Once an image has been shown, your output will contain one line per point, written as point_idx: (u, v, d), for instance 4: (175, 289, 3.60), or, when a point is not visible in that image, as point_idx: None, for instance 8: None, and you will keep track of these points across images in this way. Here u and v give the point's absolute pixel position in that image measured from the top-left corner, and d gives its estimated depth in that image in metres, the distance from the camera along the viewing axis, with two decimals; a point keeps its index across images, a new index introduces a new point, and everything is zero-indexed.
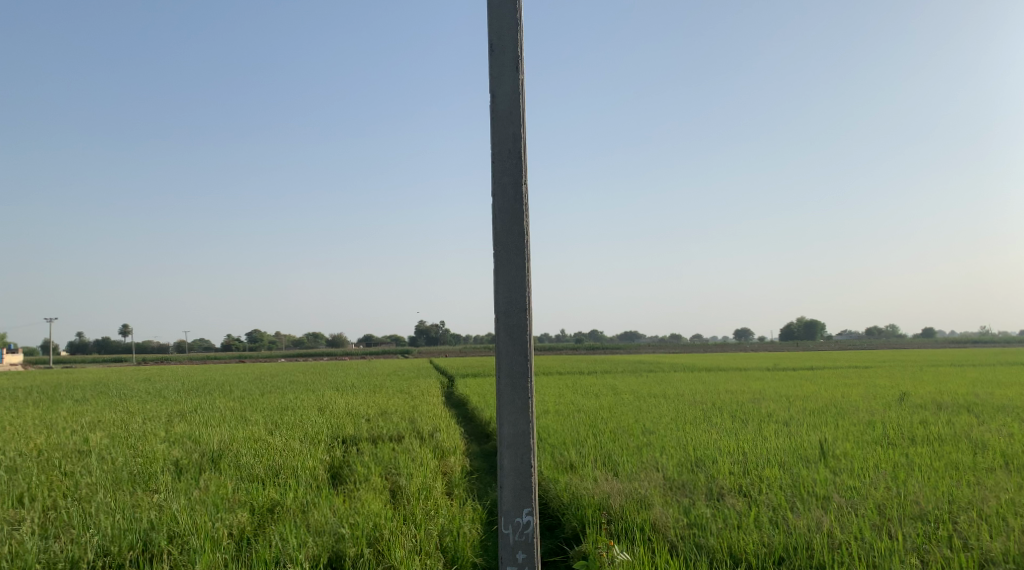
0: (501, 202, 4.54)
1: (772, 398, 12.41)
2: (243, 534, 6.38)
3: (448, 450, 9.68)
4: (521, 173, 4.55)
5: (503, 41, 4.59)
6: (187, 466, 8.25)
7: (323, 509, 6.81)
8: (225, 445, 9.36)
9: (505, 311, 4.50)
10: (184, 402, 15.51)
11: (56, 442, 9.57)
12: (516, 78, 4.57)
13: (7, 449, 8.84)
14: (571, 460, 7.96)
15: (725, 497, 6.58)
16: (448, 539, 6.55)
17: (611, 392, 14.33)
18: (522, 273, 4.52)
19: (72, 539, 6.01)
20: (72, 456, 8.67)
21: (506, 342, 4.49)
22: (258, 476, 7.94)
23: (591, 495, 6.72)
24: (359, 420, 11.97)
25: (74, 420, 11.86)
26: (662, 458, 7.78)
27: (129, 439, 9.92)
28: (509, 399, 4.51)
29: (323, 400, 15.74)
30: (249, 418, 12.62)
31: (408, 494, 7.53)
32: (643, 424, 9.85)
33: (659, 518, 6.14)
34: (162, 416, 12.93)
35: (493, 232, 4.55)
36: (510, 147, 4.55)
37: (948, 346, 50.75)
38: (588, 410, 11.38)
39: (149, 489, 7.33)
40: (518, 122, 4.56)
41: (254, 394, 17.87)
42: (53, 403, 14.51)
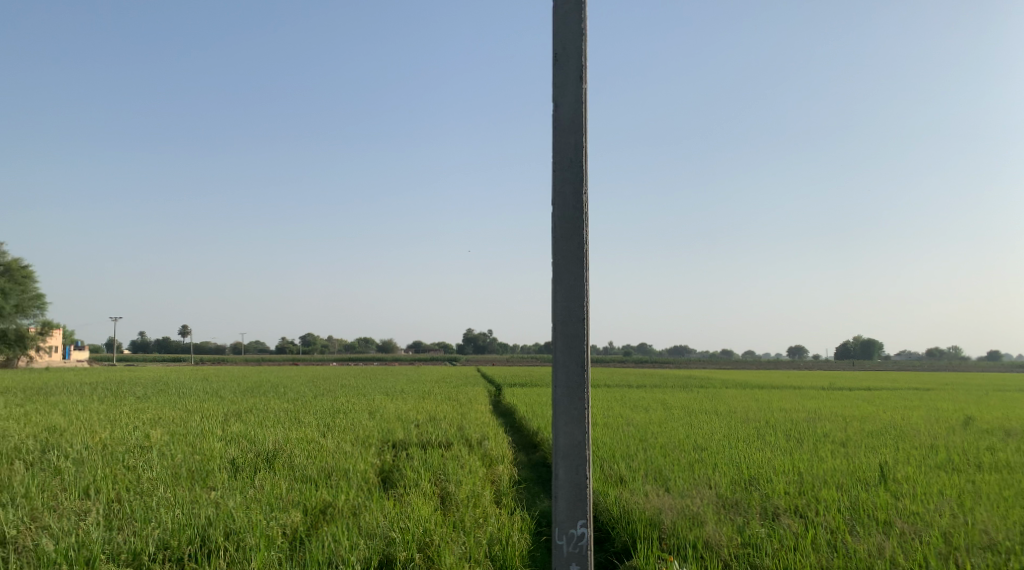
0: (561, 210, 4.55)
1: (829, 418, 12.13)
2: (296, 533, 6.48)
3: (496, 458, 9.71)
4: (581, 181, 4.57)
5: (567, 50, 4.62)
6: (243, 465, 8.44)
7: (374, 512, 6.89)
8: (279, 445, 9.55)
9: (563, 320, 4.51)
10: (239, 402, 15.88)
11: (119, 437, 9.89)
12: (579, 87, 4.60)
13: (73, 443, 9.17)
14: (621, 473, 7.90)
15: (780, 517, 6.47)
16: (496, 547, 6.56)
17: (661, 406, 14.20)
18: (580, 283, 4.53)
19: (135, 531, 6.16)
20: (134, 451, 8.93)
21: (563, 353, 4.50)
22: (311, 477, 8.08)
23: (642, 509, 6.67)
24: (408, 425, 12.09)
25: (135, 416, 12.24)
26: (715, 475, 7.67)
27: (188, 436, 10.19)
28: (565, 409, 4.51)
29: (373, 404, 15.97)
30: (302, 420, 12.86)
31: (457, 501, 7.56)
32: (694, 440, 9.73)
33: (712, 536, 6.06)
34: (218, 415, 13.25)
35: (553, 241, 4.56)
36: (572, 156, 4.57)
37: (1011, 372, 49.04)
38: (638, 424, 11.28)
39: (207, 486, 7.51)
40: (580, 132, 4.59)
41: (306, 396, 18.23)
42: (116, 398, 15.00)
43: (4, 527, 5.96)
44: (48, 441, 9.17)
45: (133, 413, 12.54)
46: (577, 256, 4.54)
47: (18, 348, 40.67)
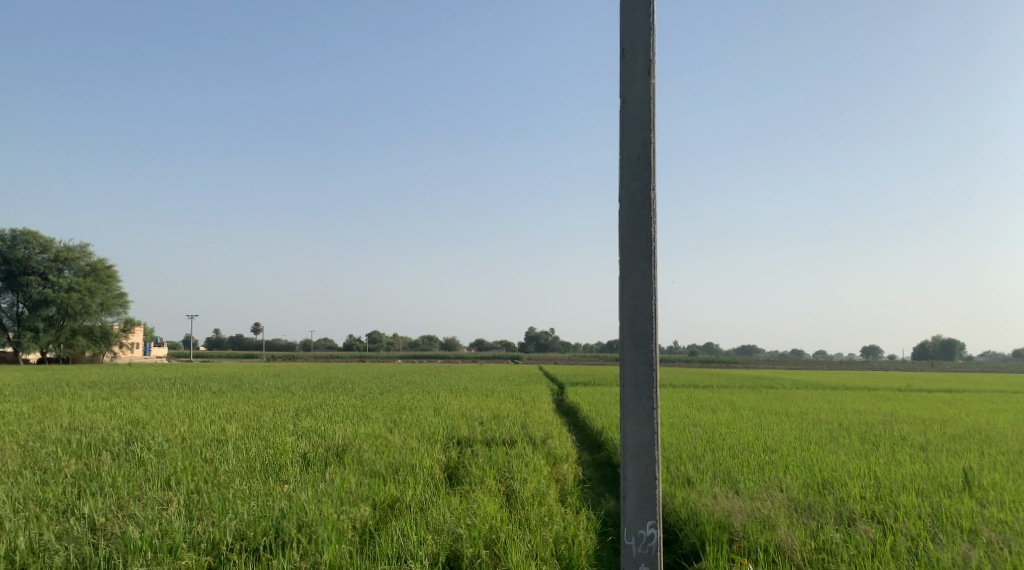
0: (628, 208, 4.53)
1: (906, 421, 11.75)
2: (365, 527, 6.61)
3: (560, 457, 9.72)
4: (650, 178, 4.54)
5: (635, 46, 4.59)
6: (314, 459, 8.66)
7: (441, 508, 6.98)
8: (348, 441, 9.77)
9: (630, 318, 4.49)
10: (309, 398, 16.26)
11: (197, 430, 10.26)
12: (647, 83, 4.56)
13: (154, 435, 9.54)
14: (688, 475, 7.81)
15: (856, 523, 6.31)
16: (563, 546, 6.56)
17: (729, 406, 13.98)
18: (648, 280, 4.50)
19: (213, 522, 6.35)
20: (211, 444, 9.26)
21: (631, 352, 4.48)
22: (379, 472, 8.24)
23: (710, 511, 6.57)
24: (473, 422, 12.19)
25: (211, 411, 12.66)
26: (786, 477, 7.52)
27: (261, 430, 10.50)
28: (633, 408, 4.49)
29: (437, 401, 16.17)
30: (370, 415, 13.10)
31: (523, 499, 7.59)
32: (764, 442, 9.54)
33: (784, 541, 5.94)
34: (290, 410, 13.61)
35: (620, 239, 4.55)
36: (639, 153, 4.55)
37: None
38: (705, 425, 11.13)
39: (280, 479, 7.74)
40: (649, 127, 4.55)
41: (373, 392, 18.56)
42: (193, 394, 15.54)
43: (94, 513, 6.23)
44: (131, 433, 9.58)
45: (210, 408, 12.98)
46: (645, 253, 4.51)
47: (102, 345, 42.48)
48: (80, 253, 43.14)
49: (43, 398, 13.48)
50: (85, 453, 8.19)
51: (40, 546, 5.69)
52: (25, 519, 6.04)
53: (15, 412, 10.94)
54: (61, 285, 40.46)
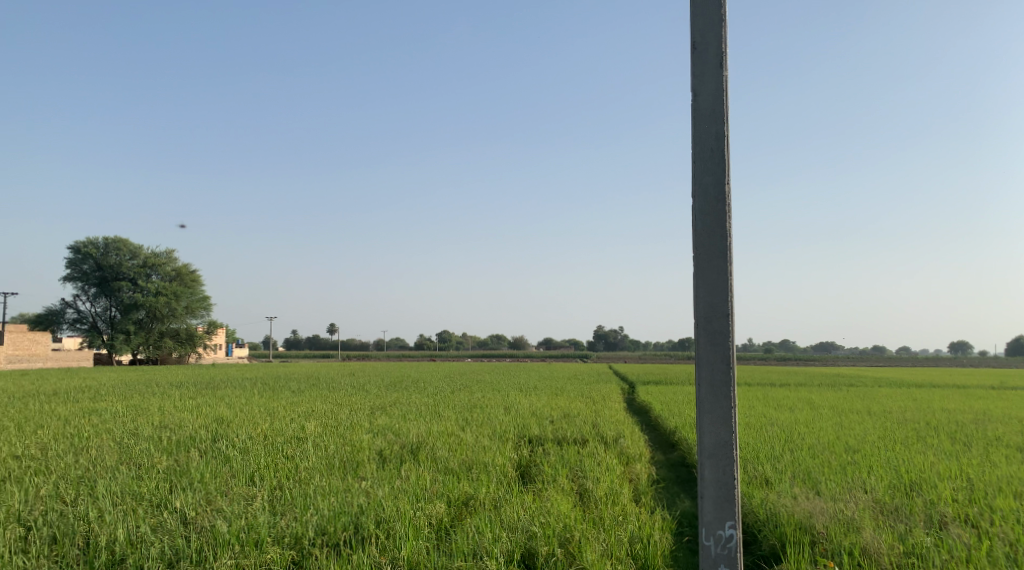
0: (702, 203, 4.47)
1: (998, 420, 11.24)
2: (441, 524, 6.71)
3: (633, 456, 9.65)
4: (724, 172, 4.46)
5: (706, 38, 4.52)
6: (390, 456, 8.84)
7: (515, 506, 7.03)
8: (422, 438, 9.94)
9: (706, 315, 4.43)
10: (383, 396, 16.60)
11: (278, 428, 10.58)
12: (719, 75, 4.49)
13: (238, 433, 9.88)
14: (766, 475, 7.65)
15: (948, 526, 6.08)
16: (638, 546, 6.52)
17: (807, 405, 13.63)
18: (723, 277, 4.43)
19: (296, 517, 6.52)
20: (292, 441, 9.54)
21: (707, 350, 4.41)
22: (453, 469, 8.35)
23: (789, 513, 6.43)
24: (544, 421, 12.23)
25: (291, 409, 13.05)
26: (870, 478, 7.29)
27: (338, 428, 10.76)
28: (710, 408, 4.42)
29: (509, 400, 16.26)
30: (442, 414, 13.27)
31: (596, 499, 7.57)
32: (846, 441, 9.28)
33: (870, 543, 5.76)
34: (366, 408, 13.91)
35: (693, 233, 4.49)
36: (712, 146, 4.48)
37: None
38: (783, 424, 10.88)
39: (358, 475, 7.93)
40: (721, 120, 4.48)
41: (446, 391, 18.76)
42: (273, 393, 16.05)
43: (185, 507, 6.49)
44: (216, 431, 9.95)
45: (289, 407, 13.38)
46: (720, 249, 4.45)
47: (188, 346, 44.24)
48: (166, 259, 44.97)
49: (135, 398, 14.13)
50: (175, 450, 8.54)
51: (137, 537, 5.89)
52: (122, 511, 6.32)
53: (110, 411, 11.48)
54: (149, 290, 42.24)
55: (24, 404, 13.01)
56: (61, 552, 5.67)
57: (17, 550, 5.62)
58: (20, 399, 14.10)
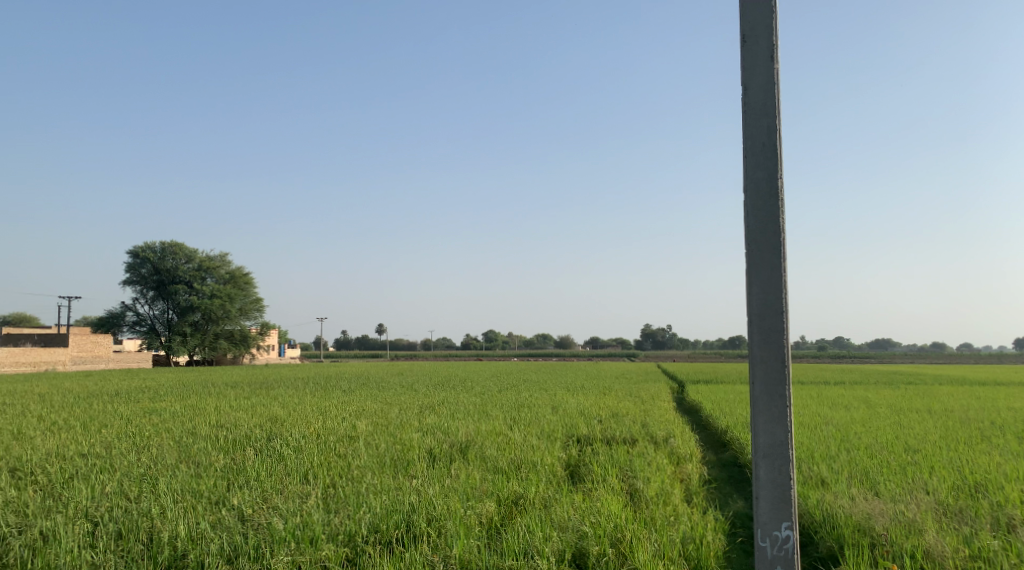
0: (754, 199, 4.37)
1: None
2: (491, 523, 6.73)
3: (684, 456, 9.55)
4: (776, 167, 4.36)
5: (756, 30, 4.44)
6: (439, 455, 8.89)
7: (566, 506, 7.01)
8: (471, 437, 9.99)
9: (759, 313, 4.32)
10: (432, 396, 16.70)
11: (330, 427, 10.73)
12: (771, 68, 4.39)
13: (292, 432, 10.06)
14: (822, 475, 7.49)
15: (1016, 530, 5.88)
16: (691, 546, 6.44)
17: (864, 404, 13.32)
18: (777, 274, 4.32)
19: (348, 515, 6.60)
20: (344, 440, 9.67)
21: (761, 349, 4.31)
22: (503, 468, 8.36)
23: (847, 514, 6.29)
24: (592, 421, 12.18)
25: (342, 408, 13.24)
26: (932, 479, 7.09)
27: (389, 427, 10.87)
28: (765, 407, 4.31)
29: (557, 399, 16.24)
30: (491, 413, 13.31)
31: (647, 499, 7.52)
32: (905, 441, 9.03)
33: (934, 546, 5.60)
34: (415, 407, 14.02)
35: (745, 229, 4.39)
36: (763, 141, 4.38)
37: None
38: (839, 424, 10.64)
39: (409, 474, 8.00)
40: (773, 114, 4.38)
41: (493, 390, 18.81)
42: (324, 392, 16.29)
43: (242, 505, 6.62)
44: (271, 430, 10.13)
45: (340, 406, 13.57)
46: (774, 246, 4.34)
47: (242, 347, 45.20)
48: (220, 262, 46.01)
49: (192, 398, 14.48)
50: (232, 449, 8.72)
51: (197, 534, 6.01)
52: (183, 509, 6.47)
53: (169, 410, 11.79)
54: (204, 293, 43.27)
55: (88, 404, 13.43)
56: (126, 547, 5.82)
57: (85, 544, 5.78)
58: (84, 399, 14.56)
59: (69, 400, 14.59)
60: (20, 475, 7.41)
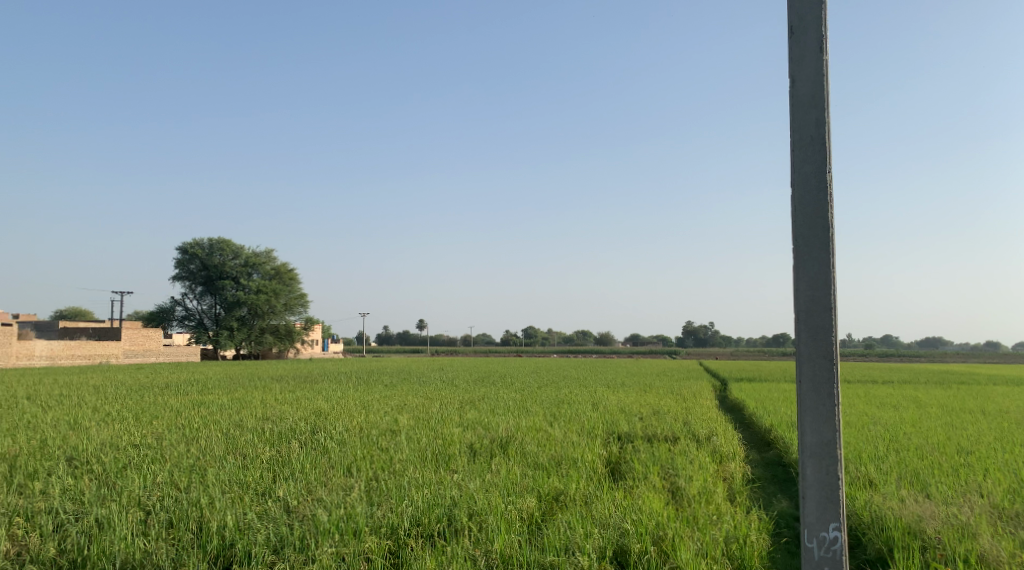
0: (801, 193, 4.27)
1: None
2: (532, 518, 6.72)
3: (727, 455, 9.44)
4: (825, 159, 4.25)
5: (805, 21, 4.34)
6: (480, 450, 8.94)
7: (607, 503, 6.99)
8: (512, 432, 10.00)
9: (807, 309, 4.23)
10: (472, 391, 16.78)
11: (373, 421, 10.85)
12: (820, 60, 4.29)
13: (335, 425, 10.19)
14: (870, 476, 7.35)
15: None
16: (734, 546, 6.35)
17: (913, 404, 13.03)
18: (826, 270, 4.21)
19: (391, 508, 6.65)
20: (385, 434, 9.77)
21: (809, 345, 4.20)
22: (543, 463, 8.37)
23: (896, 516, 6.15)
24: (632, 418, 12.11)
25: (385, 402, 13.37)
26: (985, 482, 6.90)
27: (430, 422, 10.94)
28: (812, 405, 4.21)
29: (598, 395, 16.22)
30: (532, 409, 13.33)
31: (689, 497, 7.44)
32: (958, 442, 8.80)
33: (988, 551, 5.46)
34: (456, 402, 14.10)
35: (793, 224, 4.30)
36: (813, 133, 4.27)
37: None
38: (887, 423, 10.42)
39: (450, 468, 8.05)
40: (822, 107, 4.27)
41: (533, 386, 18.80)
42: (367, 386, 16.47)
43: (287, 497, 6.72)
44: (315, 424, 10.28)
45: (383, 400, 13.71)
46: (822, 241, 4.24)
47: (287, 341, 46.00)
48: (265, 258, 46.80)
49: (239, 391, 14.77)
50: (277, 441, 8.87)
51: (244, 524, 6.11)
52: (230, 499, 6.61)
53: (217, 403, 12.04)
54: (250, 288, 44.05)
55: (139, 396, 13.81)
56: (177, 535, 5.94)
57: (138, 532, 5.91)
58: (137, 391, 14.95)
59: (121, 391, 14.98)
60: (76, 464, 7.63)
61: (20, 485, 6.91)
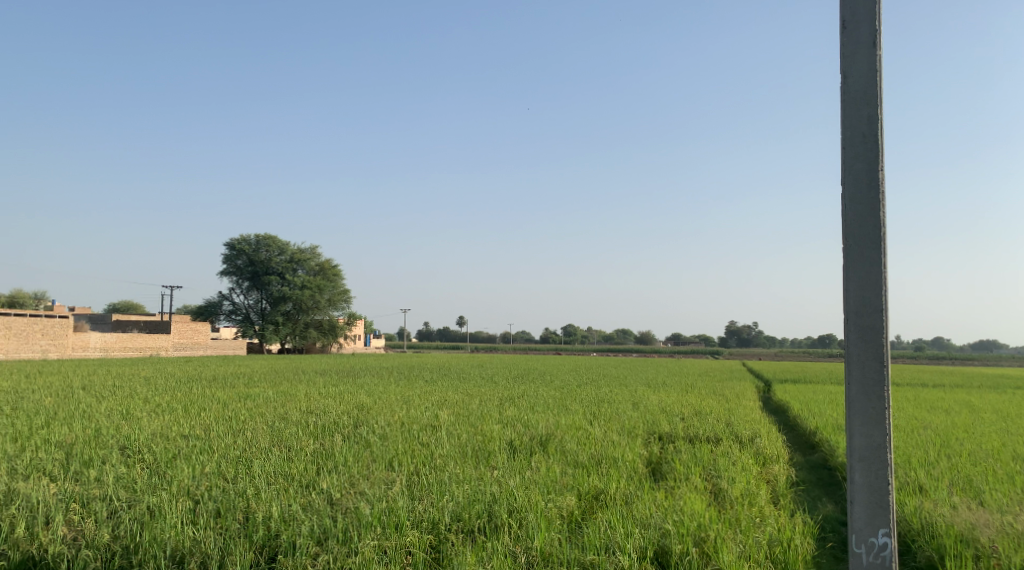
0: (852, 191, 4.17)
1: None
2: (572, 517, 6.71)
3: (771, 457, 9.30)
4: (877, 157, 4.14)
5: (857, 16, 4.24)
6: (520, 447, 8.94)
7: (648, 503, 6.93)
8: (552, 430, 9.99)
9: (856, 310, 4.13)
10: (512, 388, 16.80)
11: (414, 416, 10.93)
12: (873, 54, 4.18)
13: (377, 420, 10.29)
14: (920, 482, 7.18)
15: None
16: (778, 550, 6.27)
17: (965, 409, 12.68)
18: (876, 270, 4.12)
19: (432, 503, 6.69)
20: (426, 429, 9.82)
21: (858, 347, 4.11)
22: (583, 462, 8.34)
23: (948, 524, 6.00)
24: (674, 418, 12.00)
25: (426, 398, 13.46)
26: None
27: (470, 418, 10.96)
28: (861, 408, 4.12)
29: (639, 395, 16.09)
30: (572, 407, 13.30)
31: (732, 499, 7.36)
32: (1013, 449, 8.53)
33: None
34: (497, 399, 14.12)
35: (843, 223, 4.20)
36: (864, 131, 4.17)
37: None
38: (938, 428, 10.15)
39: (490, 464, 8.07)
40: (875, 103, 4.17)
41: (574, 385, 18.74)
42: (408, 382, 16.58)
43: (331, 489, 6.80)
44: (358, 418, 10.38)
45: (424, 396, 13.80)
46: (873, 241, 4.14)
47: (330, 336, 46.69)
48: (310, 254, 47.42)
49: (284, 385, 14.98)
50: (321, 434, 8.98)
51: (289, 516, 6.20)
52: (276, 490, 6.72)
53: (263, 396, 12.24)
54: (295, 284, 44.69)
55: (188, 388, 14.10)
56: (225, 525, 6.04)
57: (188, 520, 6.04)
58: (185, 383, 15.28)
59: (170, 383, 15.31)
60: (129, 453, 7.83)
61: (77, 472, 7.12)
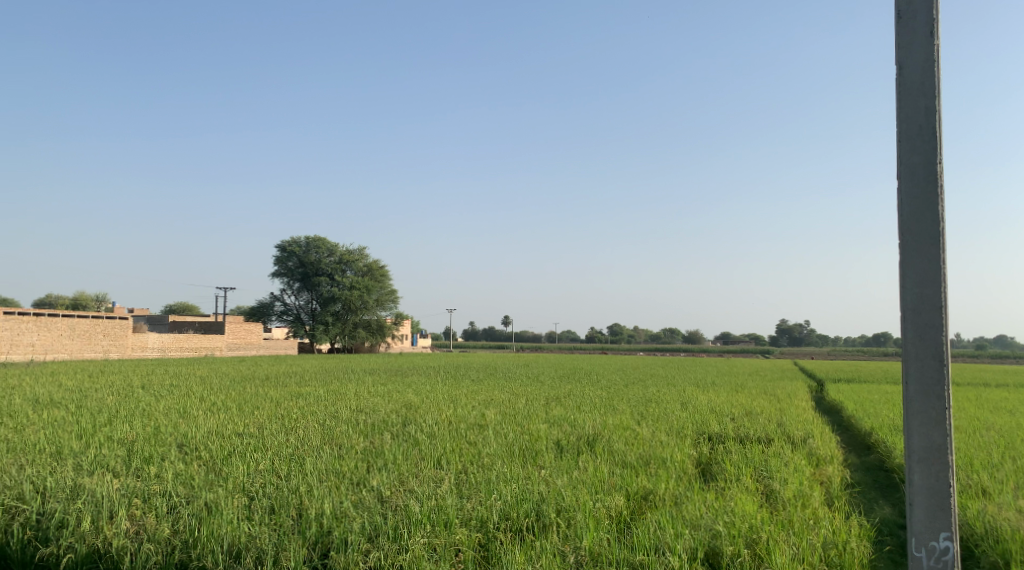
0: (908, 185, 4.06)
1: None
2: (621, 517, 6.67)
3: (824, 458, 9.12)
4: (934, 151, 4.03)
5: (914, 5, 4.12)
6: (567, 446, 8.92)
7: (698, 504, 6.86)
8: (599, 430, 9.95)
9: (913, 307, 4.01)
10: (558, 388, 16.76)
11: (461, 415, 10.97)
12: (930, 44, 4.06)
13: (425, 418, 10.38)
14: (983, 485, 6.97)
15: None
16: (833, 552, 6.12)
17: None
18: (934, 267, 4.00)
19: (479, 502, 6.71)
20: (474, 428, 9.87)
21: (915, 344, 4.00)
22: (632, 462, 8.29)
23: (1012, 529, 5.81)
24: (723, 418, 11.85)
25: (473, 397, 13.50)
26: None
27: (517, 418, 10.98)
28: (920, 408, 4.00)
29: (687, 395, 15.93)
30: (619, 407, 13.22)
31: (784, 500, 7.24)
32: None
33: None
34: (544, 399, 14.11)
35: (899, 218, 4.08)
36: (921, 123, 4.06)
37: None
38: (1002, 429, 9.81)
39: (537, 463, 8.08)
40: (933, 95, 4.05)
41: (620, 384, 18.61)
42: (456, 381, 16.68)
43: (380, 486, 6.88)
44: (406, 416, 10.47)
45: (471, 395, 13.86)
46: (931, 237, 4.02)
47: (379, 336, 47.21)
48: (358, 255, 47.97)
49: (333, 384, 15.16)
50: (370, 433, 9.09)
51: (341, 512, 6.29)
52: (327, 487, 6.82)
53: (314, 395, 12.46)
54: (344, 284, 45.29)
55: (242, 386, 14.42)
56: (279, 520, 6.15)
57: (243, 516, 6.17)
58: (240, 382, 15.62)
59: (225, 382, 15.65)
60: (186, 450, 8.03)
61: (138, 468, 7.33)
